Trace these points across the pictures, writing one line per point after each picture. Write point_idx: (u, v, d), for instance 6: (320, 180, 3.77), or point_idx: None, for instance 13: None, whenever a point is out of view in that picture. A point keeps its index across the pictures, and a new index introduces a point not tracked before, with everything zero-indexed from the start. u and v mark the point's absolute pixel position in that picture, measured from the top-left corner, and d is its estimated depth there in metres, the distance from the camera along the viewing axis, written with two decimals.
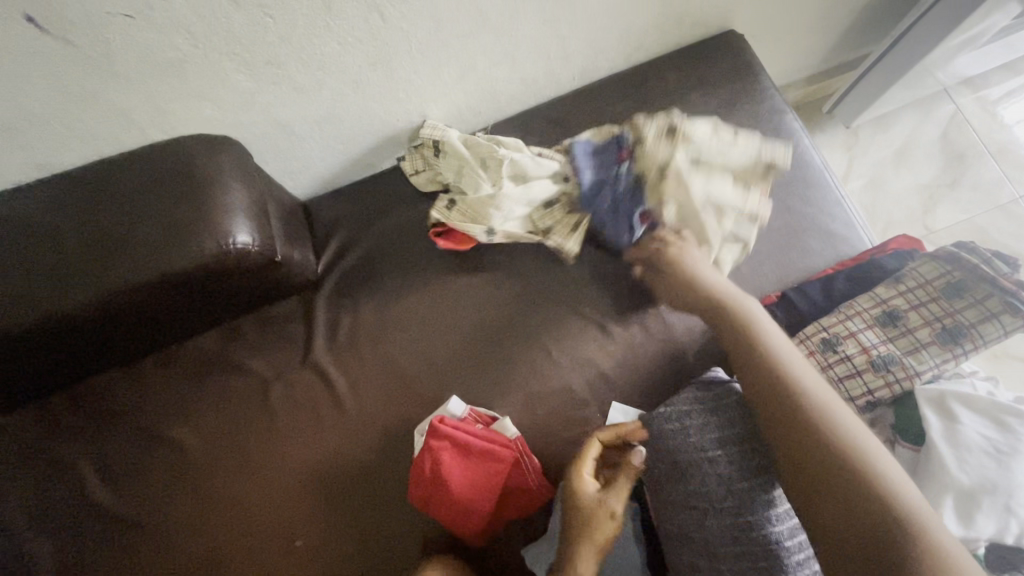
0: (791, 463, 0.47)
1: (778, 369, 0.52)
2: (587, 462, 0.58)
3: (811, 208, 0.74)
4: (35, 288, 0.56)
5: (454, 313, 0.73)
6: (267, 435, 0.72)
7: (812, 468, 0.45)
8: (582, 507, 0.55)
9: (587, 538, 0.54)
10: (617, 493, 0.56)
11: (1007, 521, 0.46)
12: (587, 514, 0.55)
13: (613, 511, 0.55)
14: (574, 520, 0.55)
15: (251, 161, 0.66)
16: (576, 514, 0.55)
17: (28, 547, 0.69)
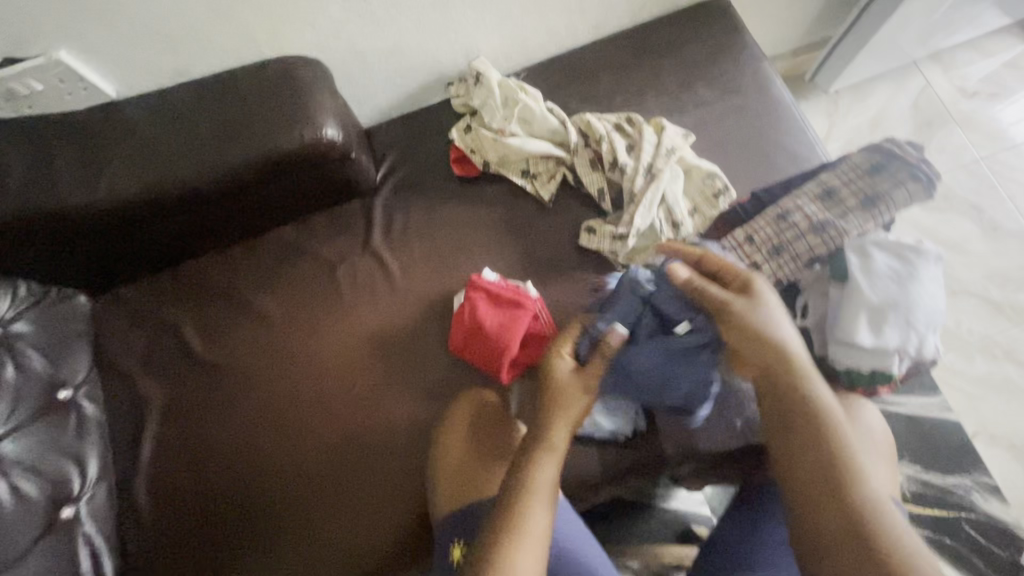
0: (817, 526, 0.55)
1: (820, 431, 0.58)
2: (565, 346, 0.71)
3: (782, 135, 0.90)
4: (175, 161, 0.74)
5: (484, 212, 0.90)
6: (333, 304, 0.88)
7: (828, 495, 0.56)
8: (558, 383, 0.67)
9: (563, 407, 0.66)
10: (589, 369, 0.68)
11: (907, 329, 0.63)
12: (561, 387, 0.67)
13: (585, 386, 0.67)
14: (551, 394, 0.67)
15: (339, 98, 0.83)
16: (556, 389, 0.67)
17: (143, 385, 0.86)
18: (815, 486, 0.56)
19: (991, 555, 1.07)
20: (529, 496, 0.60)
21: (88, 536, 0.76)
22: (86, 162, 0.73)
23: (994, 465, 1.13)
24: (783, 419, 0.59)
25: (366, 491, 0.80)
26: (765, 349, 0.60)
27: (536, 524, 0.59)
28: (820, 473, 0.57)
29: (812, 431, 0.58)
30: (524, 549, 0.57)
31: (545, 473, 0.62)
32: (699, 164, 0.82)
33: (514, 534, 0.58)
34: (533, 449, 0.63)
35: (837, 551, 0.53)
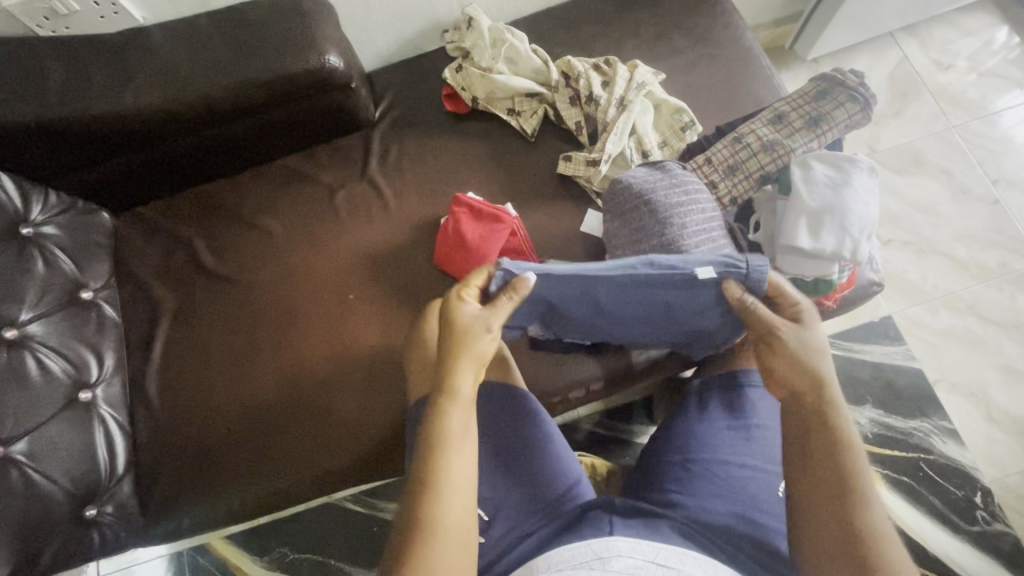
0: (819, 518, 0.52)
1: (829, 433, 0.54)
2: (469, 288, 0.65)
3: (751, 80, 0.97)
4: (196, 78, 0.84)
5: (472, 145, 0.98)
6: (331, 224, 0.96)
7: (832, 527, 0.51)
8: (459, 321, 0.61)
9: (467, 351, 0.60)
10: (495, 314, 0.62)
11: (842, 231, 0.70)
12: (461, 326, 0.61)
13: (487, 326, 0.61)
14: (451, 339, 0.61)
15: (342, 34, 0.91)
16: (455, 335, 0.61)
17: (154, 291, 0.94)
18: (812, 488, 0.52)
19: (948, 495, 1.13)
20: (438, 446, 0.56)
21: (104, 416, 0.85)
22: (117, 76, 0.83)
23: (954, 412, 1.18)
24: (809, 427, 0.55)
25: (357, 399, 0.87)
26: (803, 363, 0.57)
27: (456, 474, 0.55)
28: (829, 508, 0.51)
29: (830, 463, 0.52)
30: (446, 500, 0.54)
31: (452, 422, 0.57)
32: (669, 101, 0.90)
33: (429, 486, 0.54)
34: (436, 401, 0.58)
35: (823, 538, 0.51)
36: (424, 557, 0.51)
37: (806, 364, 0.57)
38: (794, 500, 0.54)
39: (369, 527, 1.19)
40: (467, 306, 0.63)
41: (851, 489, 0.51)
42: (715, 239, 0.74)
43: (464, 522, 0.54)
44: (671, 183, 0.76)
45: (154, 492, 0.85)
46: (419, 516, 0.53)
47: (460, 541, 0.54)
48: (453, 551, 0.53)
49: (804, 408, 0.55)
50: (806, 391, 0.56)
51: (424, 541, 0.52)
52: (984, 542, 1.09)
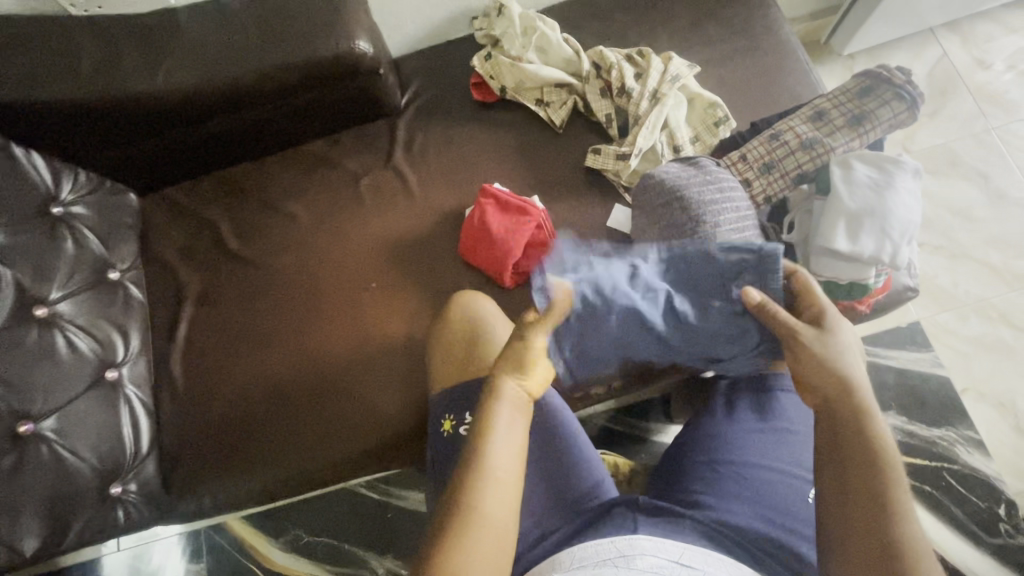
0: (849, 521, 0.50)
1: (866, 433, 0.53)
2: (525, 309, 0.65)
3: (788, 74, 0.94)
4: (225, 60, 0.83)
5: (499, 135, 0.96)
6: (356, 212, 0.96)
7: (864, 535, 0.49)
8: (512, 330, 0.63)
9: (516, 358, 0.61)
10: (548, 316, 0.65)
11: (883, 235, 0.68)
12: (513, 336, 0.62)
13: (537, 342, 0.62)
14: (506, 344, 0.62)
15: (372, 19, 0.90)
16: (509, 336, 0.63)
17: (180, 273, 0.95)
18: (841, 489, 0.52)
19: (971, 505, 1.10)
20: (484, 440, 0.56)
21: (129, 396, 0.86)
22: (148, 56, 0.83)
23: (981, 421, 1.15)
24: (840, 428, 0.54)
25: (380, 387, 0.87)
26: (832, 368, 0.57)
27: (499, 467, 0.55)
28: (865, 513, 0.50)
29: (864, 468, 0.51)
30: (488, 492, 0.53)
31: (501, 417, 0.57)
32: (702, 94, 0.88)
33: (474, 478, 0.54)
34: (487, 395, 0.58)
35: (852, 540, 0.50)
36: (464, 548, 0.51)
37: (844, 374, 0.56)
38: (825, 505, 0.53)
39: (384, 513, 1.20)
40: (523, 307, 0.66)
41: (885, 496, 0.50)
42: (748, 238, 0.73)
43: (504, 518, 0.54)
44: (704, 180, 0.74)
45: (177, 472, 0.86)
46: (462, 508, 0.53)
47: (499, 536, 0.53)
48: (489, 544, 0.52)
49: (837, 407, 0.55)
50: (840, 396, 0.55)
51: (466, 533, 0.51)
52: (1007, 555, 1.07)
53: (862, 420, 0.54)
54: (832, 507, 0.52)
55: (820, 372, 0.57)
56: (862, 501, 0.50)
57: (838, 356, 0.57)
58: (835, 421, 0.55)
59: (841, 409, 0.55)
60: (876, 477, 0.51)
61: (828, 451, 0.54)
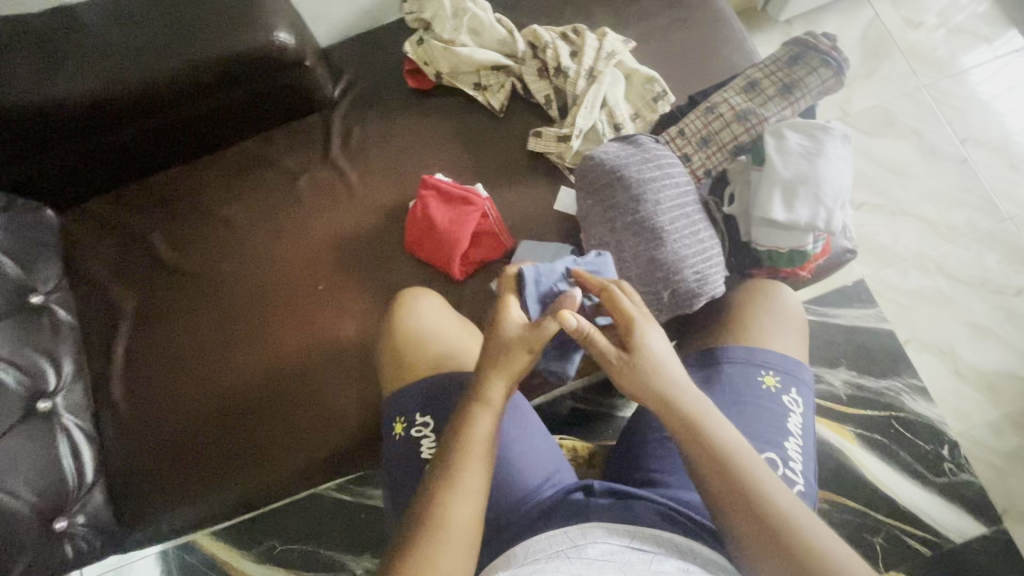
0: (750, 534, 0.49)
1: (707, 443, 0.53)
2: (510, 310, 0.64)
3: (722, 45, 0.94)
4: (133, 60, 0.78)
5: (439, 123, 0.93)
6: (296, 212, 0.92)
7: (755, 533, 0.49)
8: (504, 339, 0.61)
9: (510, 368, 0.60)
10: (538, 327, 0.61)
11: (816, 202, 0.69)
12: (508, 345, 0.61)
13: (533, 344, 0.61)
14: (495, 353, 0.61)
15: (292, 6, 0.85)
16: (491, 350, 0.61)
17: (112, 291, 0.90)
18: (728, 506, 0.50)
19: (918, 450, 1.17)
20: (455, 451, 0.56)
21: (66, 425, 0.81)
22: (46, 60, 0.77)
23: (924, 369, 1.21)
24: (695, 445, 0.53)
25: (334, 394, 0.85)
26: (642, 383, 0.57)
27: (472, 480, 0.55)
28: (749, 519, 0.49)
29: (726, 482, 0.51)
30: (460, 503, 0.54)
31: (478, 431, 0.57)
32: (640, 70, 0.87)
33: (443, 486, 0.55)
34: (464, 408, 0.59)
35: (756, 551, 0.49)
36: (425, 558, 0.51)
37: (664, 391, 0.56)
38: (720, 524, 0.51)
39: (357, 514, 1.19)
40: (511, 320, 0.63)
41: (756, 494, 0.50)
42: (690, 213, 0.73)
43: (476, 527, 0.54)
44: (644, 157, 0.74)
45: (129, 499, 0.83)
46: (428, 515, 0.53)
47: (462, 548, 0.52)
48: (463, 552, 0.52)
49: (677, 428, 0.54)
50: (661, 410, 0.56)
51: (436, 541, 0.52)
52: (951, 492, 1.14)
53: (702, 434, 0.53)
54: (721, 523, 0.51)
55: (643, 388, 0.57)
56: (745, 511, 0.50)
57: (651, 370, 0.57)
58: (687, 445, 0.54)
59: (682, 430, 0.54)
60: (741, 481, 0.51)
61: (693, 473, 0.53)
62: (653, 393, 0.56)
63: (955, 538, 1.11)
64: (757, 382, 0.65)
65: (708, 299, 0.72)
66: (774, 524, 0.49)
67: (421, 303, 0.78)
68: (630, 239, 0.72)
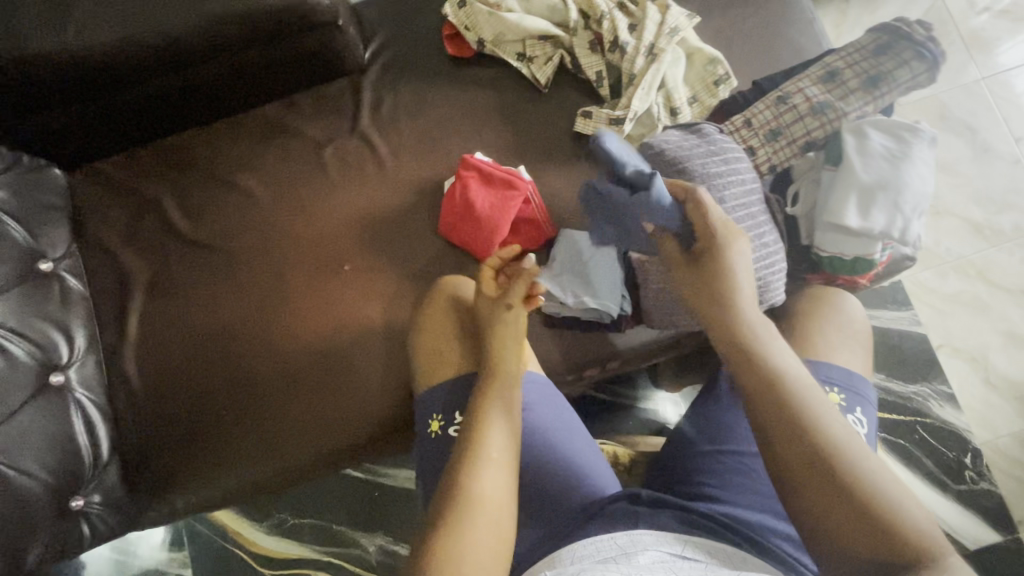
0: (838, 503, 0.48)
1: (791, 402, 0.52)
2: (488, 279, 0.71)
3: (788, 25, 0.87)
4: (151, 11, 0.70)
5: (478, 96, 0.87)
6: (321, 184, 0.86)
7: (838, 503, 0.48)
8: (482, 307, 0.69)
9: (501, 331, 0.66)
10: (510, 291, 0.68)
11: (895, 211, 0.64)
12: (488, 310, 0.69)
13: (505, 302, 0.68)
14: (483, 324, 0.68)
15: None
16: (484, 322, 0.69)
17: (125, 260, 0.84)
18: (811, 469, 0.49)
19: (940, 456, 1.15)
20: (479, 420, 0.60)
21: (80, 401, 0.77)
22: (55, 6, 0.69)
23: (954, 377, 1.19)
24: (776, 402, 0.52)
25: (359, 378, 0.82)
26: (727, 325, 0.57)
27: (496, 447, 0.59)
28: (835, 487, 0.48)
29: (804, 446, 0.50)
30: (487, 472, 0.57)
31: (500, 401, 0.62)
32: (702, 50, 0.80)
33: (474, 457, 0.57)
34: (485, 381, 0.64)
35: (836, 519, 0.48)
36: (459, 528, 0.53)
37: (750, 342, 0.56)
38: (797, 492, 0.50)
39: (372, 492, 1.17)
40: (485, 290, 0.71)
41: (840, 463, 0.49)
42: (756, 215, 0.67)
43: (503, 500, 0.56)
44: (708, 150, 0.68)
45: (144, 477, 0.80)
46: (460, 487, 0.56)
47: (492, 521, 0.55)
48: (490, 523, 0.55)
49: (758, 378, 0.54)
50: (745, 360, 0.55)
51: (463, 513, 0.54)
52: (970, 500, 1.13)
53: (784, 392, 0.53)
54: (801, 489, 0.50)
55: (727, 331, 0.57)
56: (830, 480, 0.49)
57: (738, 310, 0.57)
58: (769, 403, 0.52)
59: (764, 382, 0.53)
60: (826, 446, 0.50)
61: (775, 432, 0.51)
62: (739, 340, 0.56)
63: (969, 545, 1.11)
64: None
65: (766, 306, 0.68)
66: (853, 486, 0.48)
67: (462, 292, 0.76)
68: None
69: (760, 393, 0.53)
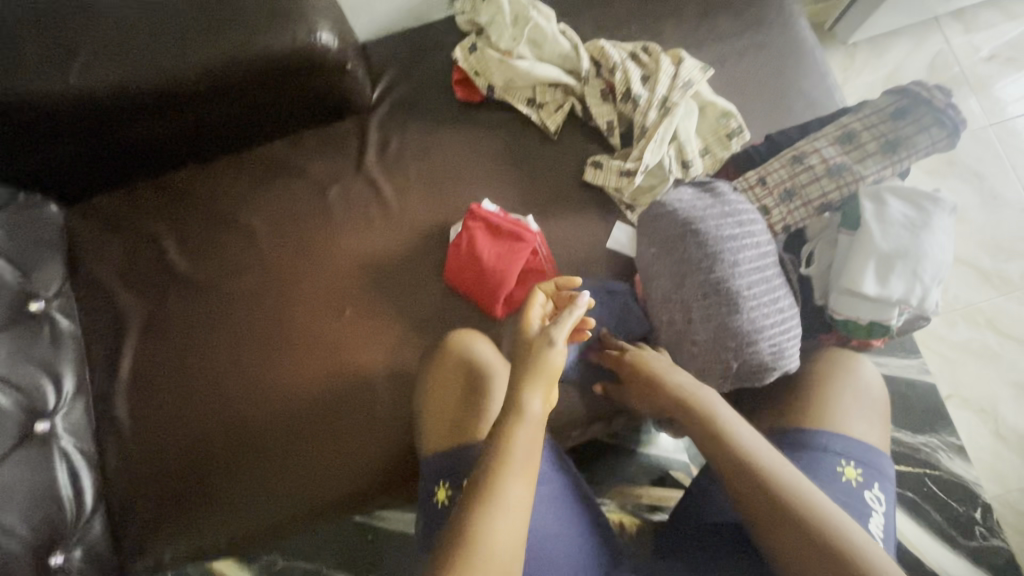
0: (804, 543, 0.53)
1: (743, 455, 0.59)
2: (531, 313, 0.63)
3: (801, 77, 0.86)
4: (155, 54, 0.69)
5: (486, 140, 0.85)
6: (324, 226, 0.84)
7: (804, 542, 0.53)
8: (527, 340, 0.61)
9: (539, 373, 0.57)
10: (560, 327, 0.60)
11: (914, 280, 0.62)
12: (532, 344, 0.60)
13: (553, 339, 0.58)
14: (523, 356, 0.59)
15: None
16: (526, 353, 0.59)
17: (119, 300, 0.82)
18: (770, 513, 0.56)
19: (951, 511, 1.12)
20: (501, 460, 0.54)
21: (65, 449, 0.75)
22: (57, 46, 0.68)
23: (963, 428, 1.16)
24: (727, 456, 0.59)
25: (357, 429, 0.79)
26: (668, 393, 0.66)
27: (507, 521, 0.51)
28: (797, 530, 0.54)
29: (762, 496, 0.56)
30: (493, 552, 0.49)
31: (519, 462, 0.54)
32: (714, 103, 0.79)
33: (478, 533, 0.50)
34: (505, 434, 0.55)
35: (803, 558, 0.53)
36: None
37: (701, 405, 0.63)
38: (765, 534, 0.56)
39: (364, 535, 1.14)
40: (534, 321, 0.62)
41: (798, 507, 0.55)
42: (769, 278, 0.65)
43: None
44: (722, 211, 0.66)
45: (128, 528, 0.77)
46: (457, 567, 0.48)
47: None
48: None
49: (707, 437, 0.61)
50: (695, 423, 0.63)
51: None
52: (984, 558, 1.09)
53: (735, 448, 0.60)
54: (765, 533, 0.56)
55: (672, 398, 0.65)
56: (793, 525, 0.54)
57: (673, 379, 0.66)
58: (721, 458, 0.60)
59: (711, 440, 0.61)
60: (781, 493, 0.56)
61: (733, 484, 0.58)
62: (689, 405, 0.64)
63: None
64: (837, 476, 0.61)
65: (780, 373, 0.66)
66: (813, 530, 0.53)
67: (479, 349, 0.76)
68: (700, 300, 0.65)
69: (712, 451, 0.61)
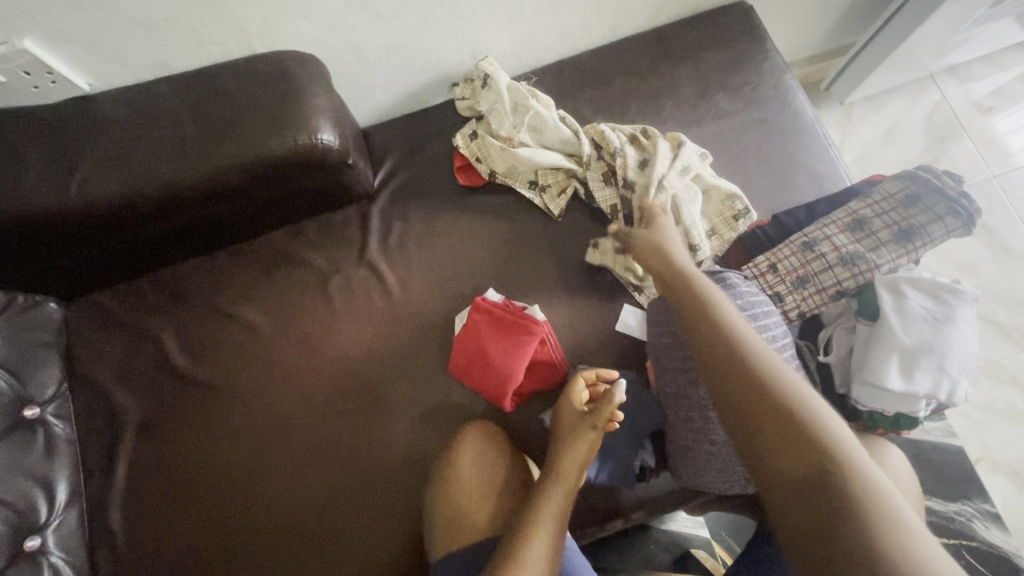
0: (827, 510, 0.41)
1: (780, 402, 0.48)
2: (573, 397, 0.68)
3: (805, 152, 0.86)
4: (155, 163, 0.69)
5: (489, 224, 0.85)
6: (327, 316, 0.83)
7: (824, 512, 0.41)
8: (565, 422, 0.67)
9: (573, 453, 0.64)
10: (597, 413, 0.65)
11: (940, 376, 0.60)
12: (569, 426, 0.66)
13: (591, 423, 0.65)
14: (562, 435, 0.66)
15: (335, 93, 0.77)
16: (565, 432, 0.66)
17: (117, 402, 0.80)
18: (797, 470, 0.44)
19: None
20: (526, 536, 0.58)
21: (55, 566, 0.71)
22: (59, 159, 0.68)
23: (995, 492, 1.11)
24: (763, 400, 0.48)
25: (359, 529, 0.75)
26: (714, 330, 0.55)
27: None
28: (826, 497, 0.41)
29: (787, 447, 0.45)
30: None
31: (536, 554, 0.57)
32: (718, 184, 0.78)
33: None
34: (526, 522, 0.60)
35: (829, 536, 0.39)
36: None
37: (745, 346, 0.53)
38: (782, 495, 0.44)
39: None
40: (574, 403, 0.68)
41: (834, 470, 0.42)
42: None
43: None
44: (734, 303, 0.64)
45: None
46: None
47: None
48: None
49: (744, 380, 0.50)
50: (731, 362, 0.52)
51: None
52: None
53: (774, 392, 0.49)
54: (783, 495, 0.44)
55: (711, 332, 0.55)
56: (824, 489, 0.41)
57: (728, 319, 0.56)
58: (757, 397, 0.49)
59: (751, 379, 0.50)
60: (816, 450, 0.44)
61: (764, 422, 0.47)
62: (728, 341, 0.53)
63: None
64: None
65: None
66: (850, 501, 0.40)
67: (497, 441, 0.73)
68: None
69: (751, 393, 0.49)
